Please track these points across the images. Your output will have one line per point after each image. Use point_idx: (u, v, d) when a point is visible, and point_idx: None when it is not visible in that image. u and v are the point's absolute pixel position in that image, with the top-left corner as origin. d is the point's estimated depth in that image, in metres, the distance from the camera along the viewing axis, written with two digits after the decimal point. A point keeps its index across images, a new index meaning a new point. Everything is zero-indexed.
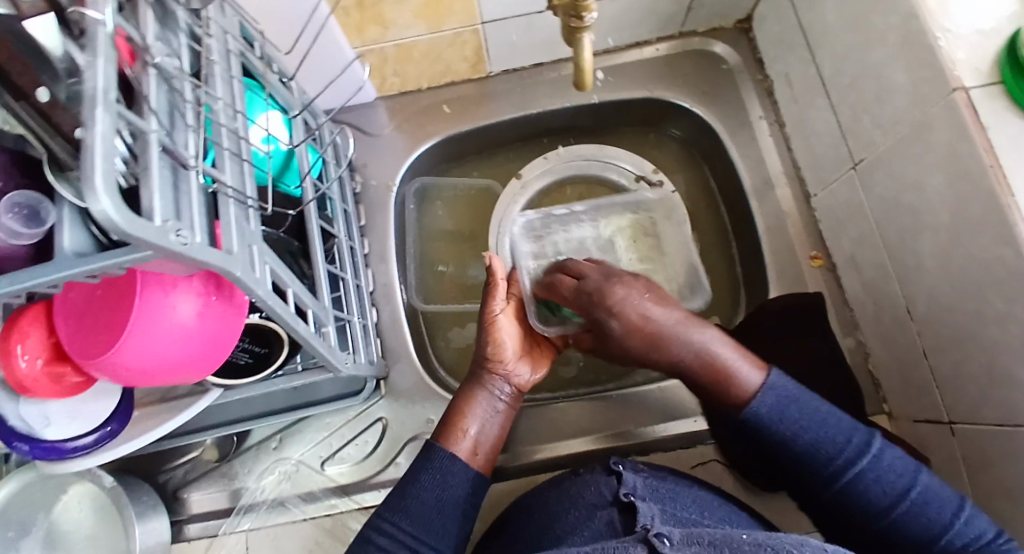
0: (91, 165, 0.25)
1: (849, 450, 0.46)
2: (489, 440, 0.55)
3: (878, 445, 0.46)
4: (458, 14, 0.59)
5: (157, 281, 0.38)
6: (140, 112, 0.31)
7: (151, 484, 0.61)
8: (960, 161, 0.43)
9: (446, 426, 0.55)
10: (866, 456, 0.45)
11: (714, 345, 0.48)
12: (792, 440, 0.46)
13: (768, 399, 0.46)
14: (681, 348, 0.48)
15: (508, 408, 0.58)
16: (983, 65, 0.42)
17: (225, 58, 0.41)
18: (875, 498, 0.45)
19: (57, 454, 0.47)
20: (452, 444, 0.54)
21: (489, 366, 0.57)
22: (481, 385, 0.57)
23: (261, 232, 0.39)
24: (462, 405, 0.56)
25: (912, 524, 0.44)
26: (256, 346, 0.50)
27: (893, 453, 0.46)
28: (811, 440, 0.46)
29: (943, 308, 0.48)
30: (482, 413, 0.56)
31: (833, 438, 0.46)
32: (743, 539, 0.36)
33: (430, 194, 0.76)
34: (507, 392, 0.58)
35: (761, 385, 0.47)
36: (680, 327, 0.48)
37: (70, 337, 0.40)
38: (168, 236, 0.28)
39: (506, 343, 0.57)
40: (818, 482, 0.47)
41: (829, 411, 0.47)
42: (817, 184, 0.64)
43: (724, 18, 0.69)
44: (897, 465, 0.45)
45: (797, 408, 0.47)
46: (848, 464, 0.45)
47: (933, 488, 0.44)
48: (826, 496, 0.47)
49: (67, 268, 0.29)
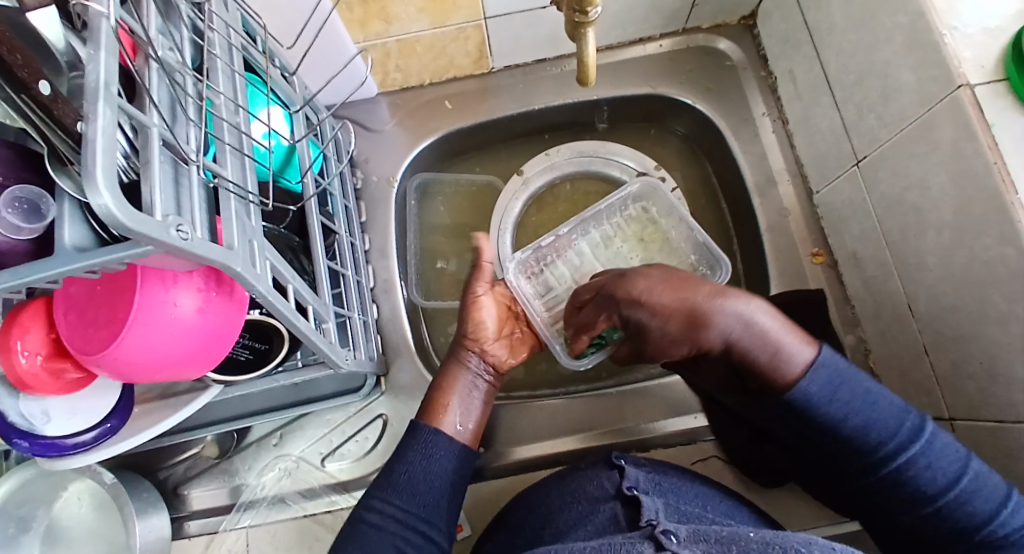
0: (92, 160, 0.24)
1: (902, 434, 0.44)
2: (472, 416, 0.56)
3: (930, 431, 0.44)
4: (462, 9, 0.58)
5: (158, 277, 0.37)
6: (142, 107, 0.31)
7: (152, 481, 0.61)
8: (964, 159, 0.43)
9: (428, 404, 0.55)
10: (918, 441, 0.44)
11: (758, 316, 0.46)
12: (842, 423, 0.45)
13: (814, 379, 0.44)
14: (725, 320, 0.46)
15: (488, 385, 0.59)
16: (988, 63, 0.42)
17: (227, 52, 0.40)
18: (924, 484, 0.43)
19: (58, 451, 0.46)
20: (437, 420, 0.54)
21: (468, 344, 0.59)
22: (461, 363, 0.58)
23: (263, 228, 0.39)
24: (443, 382, 0.56)
25: (958, 512, 0.43)
26: (257, 342, 0.49)
27: (943, 440, 0.44)
28: (862, 423, 0.45)
29: (945, 306, 0.48)
30: (463, 389, 0.56)
31: (885, 421, 0.45)
32: (750, 536, 0.35)
33: (431, 189, 0.75)
34: (485, 369, 0.59)
35: (810, 363, 0.45)
36: (714, 300, 0.47)
37: (69, 332, 0.39)
38: (168, 231, 0.28)
39: (484, 322, 0.60)
40: (868, 465, 0.45)
41: (882, 396, 0.45)
42: (820, 181, 0.63)
43: (728, 14, 0.69)
44: (948, 452, 0.44)
45: (848, 390, 0.45)
46: (900, 448, 0.44)
47: (982, 477, 0.43)
48: (873, 479, 0.45)
49: (68, 263, 0.29)
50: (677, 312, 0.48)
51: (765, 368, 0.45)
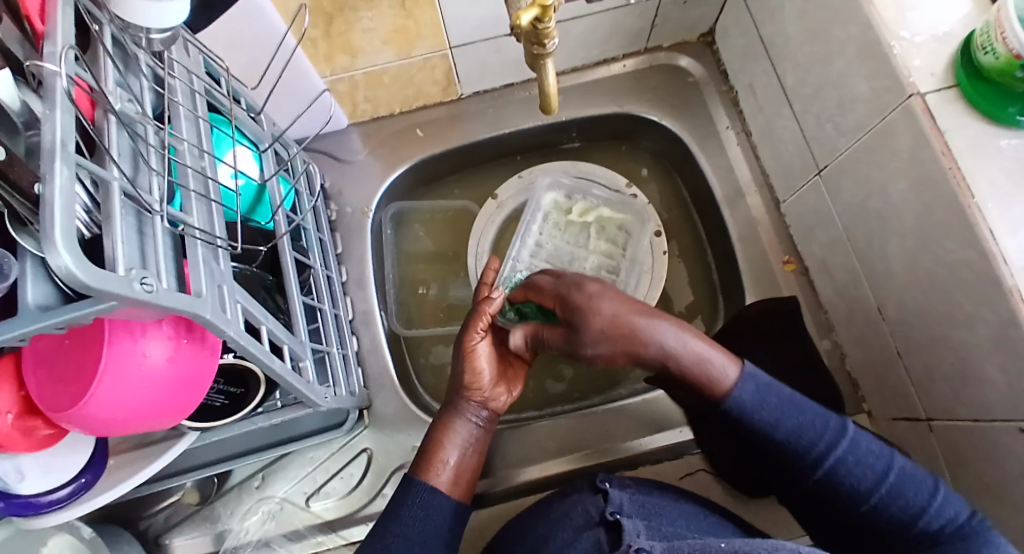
0: (51, 222, 0.24)
1: (826, 436, 0.45)
2: (466, 467, 0.54)
3: (852, 431, 0.46)
4: (427, 39, 0.59)
5: (125, 327, 0.36)
6: (102, 160, 0.31)
7: (131, 532, 0.59)
8: (922, 166, 0.44)
9: (421, 459, 0.53)
10: (843, 441, 0.45)
11: (687, 339, 0.48)
12: (773, 428, 0.46)
13: (747, 387, 0.46)
14: (656, 344, 0.48)
15: (483, 433, 0.56)
16: (938, 71, 0.43)
17: (189, 98, 0.40)
18: (856, 482, 0.44)
19: (34, 509, 0.44)
20: (432, 477, 0.52)
21: (465, 393, 0.55)
22: (455, 412, 0.55)
23: (232, 270, 0.38)
24: (438, 437, 0.54)
25: (890, 507, 0.44)
26: (232, 386, 0.49)
27: (866, 437, 0.46)
28: (790, 427, 0.46)
29: (914, 309, 0.49)
30: (458, 444, 0.54)
31: (811, 425, 0.46)
32: (720, 547, 0.37)
33: (406, 217, 0.76)
34: (484, 417, 0.56)
35: (739, 377, 0.47)
36: (646, 322, 0.49)
37: (39, 390, 0.39)
38: (133, 285, 0.28)
39: (484, 366, 0.55)
40: (798, 468, 0.46)
41: (805, 400, 0.47)
42: (786, 190, 0.65)
43: (688, 33, 0.71)
44: (873, 449, 0.45)
45: (774, 397, 0.46)
46: (826, 450, 0.45)
47: (908, 472, 0.44)
48: (808, 483, 0.46)
49: (35, 322, 0.28)
50: (616, 324, 0.49)
51: (698, 381, 0.48)
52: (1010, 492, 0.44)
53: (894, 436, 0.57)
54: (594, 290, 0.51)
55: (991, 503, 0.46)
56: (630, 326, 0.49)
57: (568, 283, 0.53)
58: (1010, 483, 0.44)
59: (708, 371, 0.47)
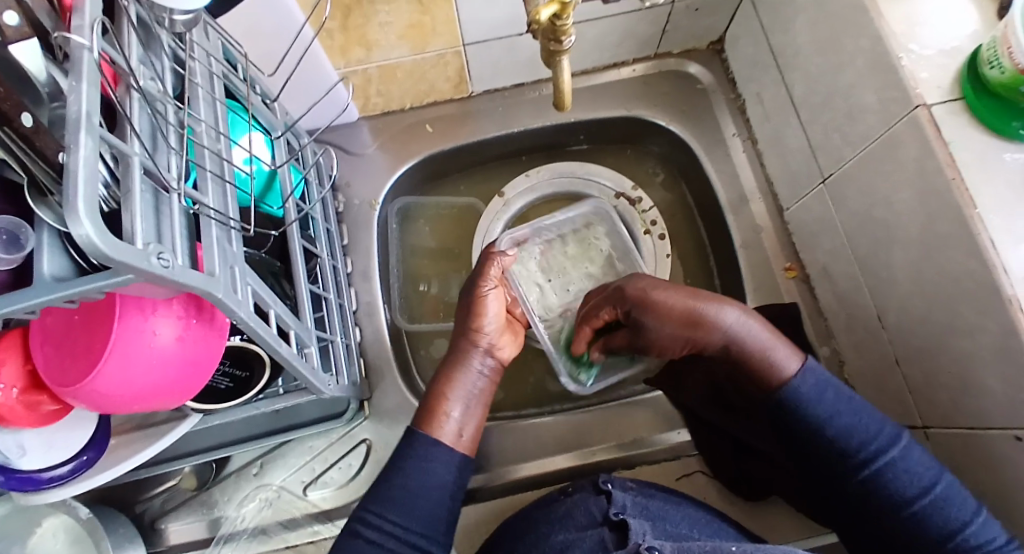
0: (74, 191, 0.24)
1: (880, 440, 0.45)
2: (470, 420, 0.53)
3: (906, 439, 0.45)
4: (442, 36, 0.60)
5: (137, 305, 0.37)
6: (123, 134, 0.31)
7: (128, 515, 0.59)
8: (927, 176, 0.45)
9: (426, 411, 0.52)
10: (897, 447, 0.45)
11: (747, 326, 0.48)
12: (825, 425, 0.45)
13: (807, 382, 0.46)
14: (720, 333, 0.48)
15: (487, 383, 0.56)
16: (945, 83, 0.44)
17: (208, 80, 0.41)
18: (900, 489, 0.44)
19: (32, 485, 0.45)
20: (436, 430, 0.51)
21: (470, 339, 0.56)
22: (462, 361, 0.55)
23: (244, 253, 0.39)
24: (441, 386, 0.53)
25: (932, 518, 0.43)
26: (237, 369, 0.49)
27: (919, 447, 0.45)
28: (845, 425, 0.45)
29: (915, 318, 0.50)
30: (462, 395, 0.53)
31: (865, 427, 0.46)
32: (733, 551, 0.38)
33: (411, 213, 0.76)
34: (489, 365, 0.56)
35: (798, 370, 0.47)
36: (712, 308, 0.49)
37: (44, 364, 0.39)
38: (150, 259, 0.28)
39: (489, 318, 0.56)
40: (845, 470, 0.46)
41: (864, 403, 0.47)
42: (790, 198, 0.66)
43: (698, 40, 0.72)
44: (922, 459, 0.45)
45: (833, 393, 0.46)
46: (879, 452, 0.45)
47: (955, 487, 0.44)
48: (850, 486, 0.46)
49: (47, 292, 0.28)
50: (677, 311, 0.50)
51: (758, 372, 0.47)
52: (1005, 498, 0.45)
53: None
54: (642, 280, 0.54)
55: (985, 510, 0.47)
56: (693, 311, 0.49)
57: (620, 286, 0.56)
58: (1006, 491, 0.45)
59: (766, 359, 0.47)
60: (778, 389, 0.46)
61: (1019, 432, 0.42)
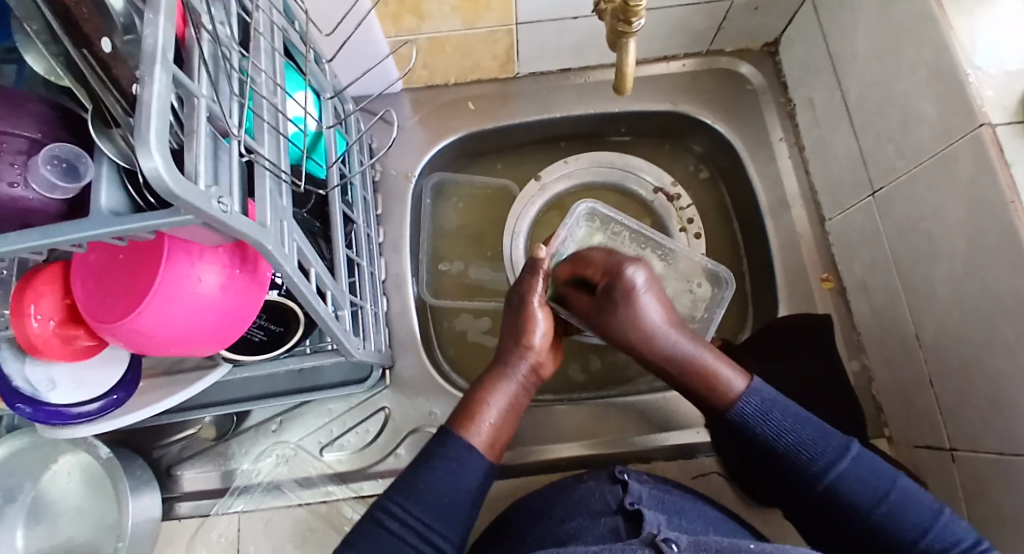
0: (147, 123, 0.24)
1: (829, 452, 0.48)
2: (503, 428, 0.53)
3: (855, 450, 0.48)
4: (495, 12, 0.59)
5: (184, 249, 0.37)
6: (190, 76, 0.31)
7: (145, 459, 0.60)
8: (982, 194, 0.44)
9: (463, 415, 0.52)
10: (844, 458, 0.48)
11: (698, 354, 0.52)
12: (776, 440, 0.49)
13: (752, 401, 0.50)
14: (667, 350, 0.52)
15: (524, 393, 0.56)
16: (1010, 103, 0.43)
17: (269, 30, 0.41)
18: (859, 500, 0.46)
19: (59, 419, 0.46)
20: (470, 434, 0.51)
21: (516, 348, 0.56)
22: (505, 371, 0.55)
23: (292, 209, 0.39)
24: (482, 393, 0.53)
25: (894, 525, 0.45)
26: (273, 324, 0.49)
27: (869, 457, 0.48)
28: (794, 441, 0.48)
29: (950, 337, 0.49)
30: (499, 404, 0.53)
31: (815, 441, 0.48)
32: (749, 547, 0.37)
33: (446, 189, 0.76)
34: (529, 379, 0.56)
35: (745, 389, 0.50)
36: (664, 333, 0.53)
37: (87, 298, 0.39)
38: (210, 201, 0.28)
39: (536, 335, 0.56)
40: (804, 481, 0.48)
41: (815, 419, 0.50)
42: (833, 207, 0.65)
43: (752, 39, 0.71)
44: (874, 469, 0.47)
45: (779, 411, 0.49)
46: (828, 465, 0.47)
47: (910, 492, 0.46)
48: (809, 496, 0.48)
49: (103, 225, 0.28)
50: (638, 326, 0.53)
51: (705, 391, 0.51)
52: None
53: (912, 462, 0.57)
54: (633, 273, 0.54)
55: (1004, 541, 0.46)
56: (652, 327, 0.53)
57: (624, 263, 0.55)
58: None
59: (715, 378, 0.51)
60: (725, 408, 0.50)
61: None
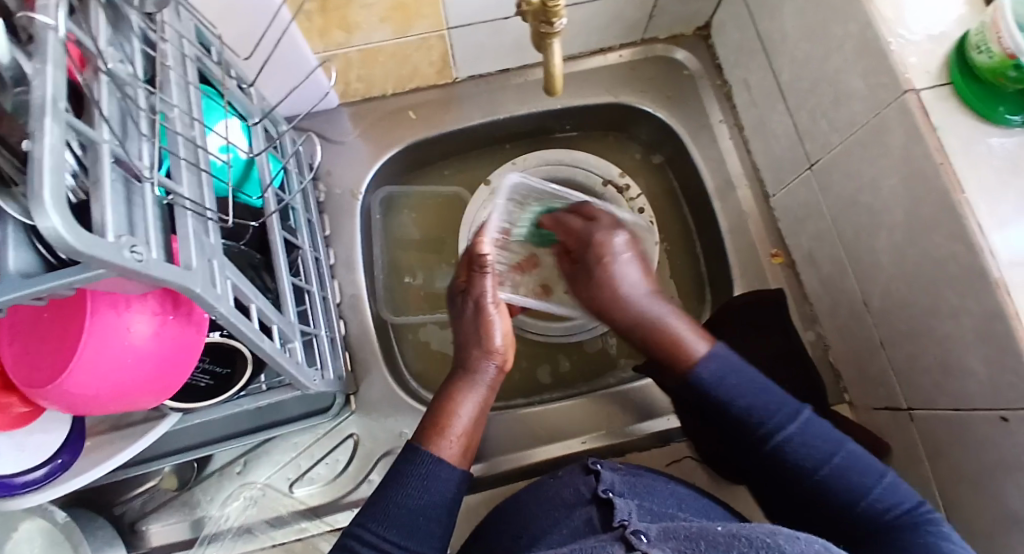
0: (38, 179, 0.22)
1: (780, 415, 0.48)
2: (473, 435, 0.53)
3: (806, 414, 0.49)
4: (426, 19, 0.58)
5: (110, 301, 0.35)
6: (92, 120, 0.29)
7: (106, 518, 0.58)
8: (915, 163, 0.45)
9: (430, 430, 0.51)
10: (795, 422, 0.48)
11: (669, 318, 0.54)
12: (729, 405, 0.49)
13: (710, 365, 0.50)
14: (639, 309, 0.55)
15: (492, 392, 0.56)
16: (932, 69, 0.44)
17: (180, 62, 0.38)
18: (804, 460, 0.47)
19: (6, 490, 0.43)
20: (441, 448, 0.50)
21: (479, 352, 0.55)
22: (471, 379, 0.54)
23: (222, 245, 0.37)
24: (449, 405, 0.53)
25: (837, 486, 0.46)
26: (219, 366, 0.48)
27: (821, 423, 0.48)
28: (745, 406, 0.49)
29: (898, 302, 0.51)
30: (469, 413, 0.53)
31: (765, 406, 0.49)
32: (718, 531, 0.37)
33: (395, 202, 0.75)
34: (496, 378, 0.56)
35: (705, 354, 0.51)
36: (643, 293, 0.56)
37: (15, 363, 0.37)
38: (123, 252, 0.26)
39: (496, 338, 0.55)
40: (752, 443, 0.49)
41: (767, 382, 0.50)
42: (776, 185, 0.66)
43: (685, 25, 0.71)
44: (824, 433, 0.48)
45: (736, 377, 0.49)
46: (778, 428, 0.48)
47: (856, 455, 0.47)
48: (761, 462, 0.49)
49: (10, 289, 0.26)
50: (613, 282, 0.56)
51: (664, 351, 0.53)
52: (983, 481, 0.46)
53: (873, 425, 0.59)
54: (614, 237, 0.59)
55: (966, 490, 0.48)
56: (626, 289, 0.56)
57: (598, 232, 0.60)
58: (983, 474, 0.46)
59: (676, 343, 0.52)
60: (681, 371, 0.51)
61: (1003, 413, 0.42)
